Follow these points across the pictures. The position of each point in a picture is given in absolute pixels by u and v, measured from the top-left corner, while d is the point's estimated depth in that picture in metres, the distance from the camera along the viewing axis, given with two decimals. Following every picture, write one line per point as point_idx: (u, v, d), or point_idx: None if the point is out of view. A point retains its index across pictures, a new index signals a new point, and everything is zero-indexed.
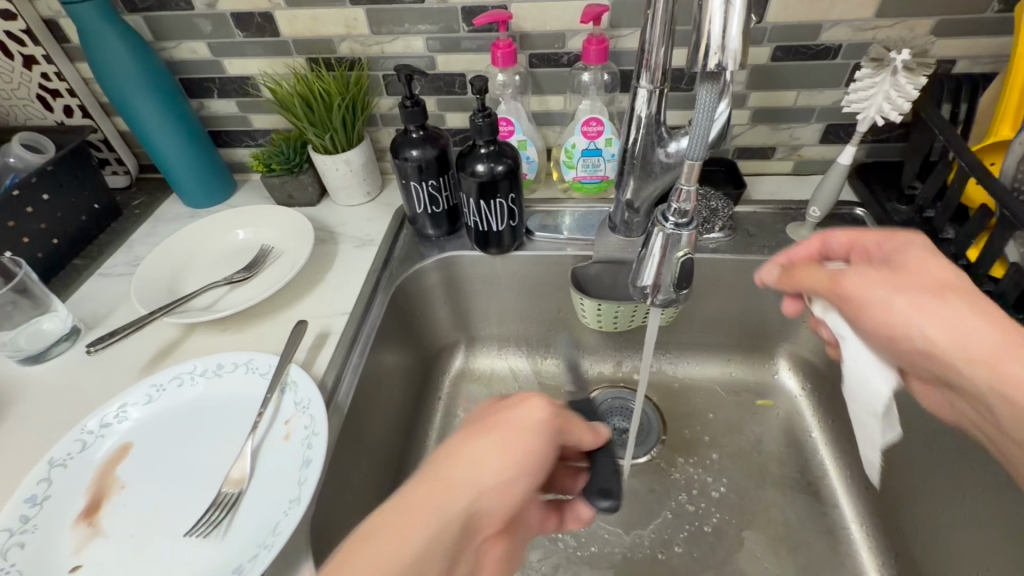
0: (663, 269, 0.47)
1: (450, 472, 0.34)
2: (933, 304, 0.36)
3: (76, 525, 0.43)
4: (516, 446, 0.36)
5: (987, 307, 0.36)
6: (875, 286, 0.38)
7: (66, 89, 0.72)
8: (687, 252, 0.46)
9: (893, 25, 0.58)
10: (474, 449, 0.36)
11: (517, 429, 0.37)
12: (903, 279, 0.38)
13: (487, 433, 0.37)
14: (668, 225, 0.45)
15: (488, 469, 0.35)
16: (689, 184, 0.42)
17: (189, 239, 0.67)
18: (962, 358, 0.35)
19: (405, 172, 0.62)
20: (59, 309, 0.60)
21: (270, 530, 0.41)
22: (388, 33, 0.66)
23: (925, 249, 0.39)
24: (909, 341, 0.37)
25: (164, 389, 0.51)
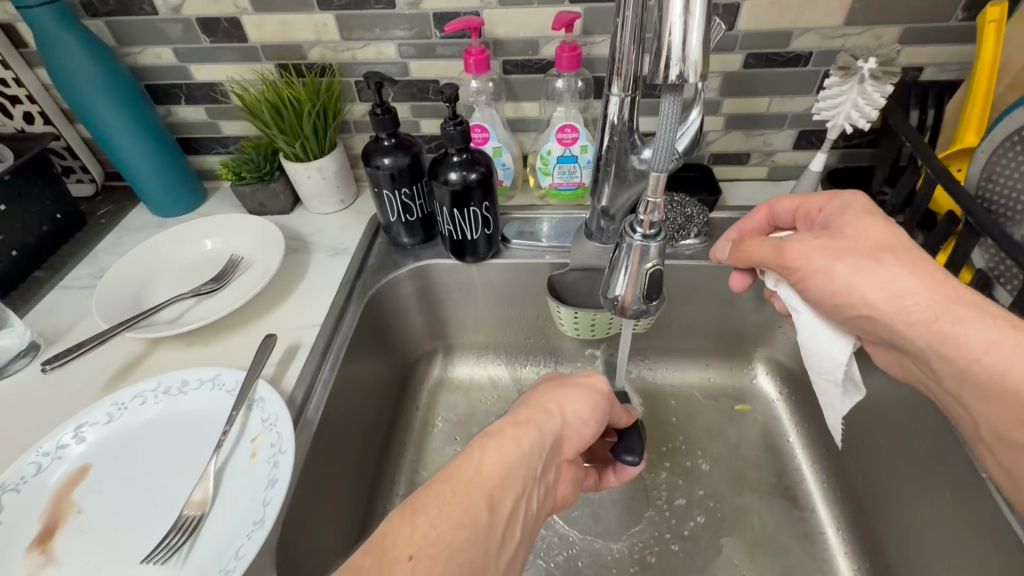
0: (632, 281, 0.47)
1: (545, 405, 0.40)
2: (869, 268, 0.39)
3: (29, 552, 0.41)
4: (592, 397, 0.42)
5: (920, 261, 0.39)
6: (817, 253, 0.41)
7: (25, 96, 0.70)
8: (655, 264, 0.46)
9: (861, 33, 0.59)
10: (561, 392, 0.42)
11: (592, 383, 0.43)
12: (841, 243, 0.41)
13: (569, 384, 0.43)
14: (636, 237, 0.45)
15: (573, 408, 0.41)
16: (655, 196, 0.42)
17: (157, 247, 0.66)
18: (903, 321, 0.39)
19: (377, 180, 0.61)
20: (16, 325, 0.57)
21: (232, 554, 0.39)
22: (359, 39, 0.64)
23: (858, 212, 0.43)
24: (852, 307, 0.40)
25: (126, 408, 0.49)
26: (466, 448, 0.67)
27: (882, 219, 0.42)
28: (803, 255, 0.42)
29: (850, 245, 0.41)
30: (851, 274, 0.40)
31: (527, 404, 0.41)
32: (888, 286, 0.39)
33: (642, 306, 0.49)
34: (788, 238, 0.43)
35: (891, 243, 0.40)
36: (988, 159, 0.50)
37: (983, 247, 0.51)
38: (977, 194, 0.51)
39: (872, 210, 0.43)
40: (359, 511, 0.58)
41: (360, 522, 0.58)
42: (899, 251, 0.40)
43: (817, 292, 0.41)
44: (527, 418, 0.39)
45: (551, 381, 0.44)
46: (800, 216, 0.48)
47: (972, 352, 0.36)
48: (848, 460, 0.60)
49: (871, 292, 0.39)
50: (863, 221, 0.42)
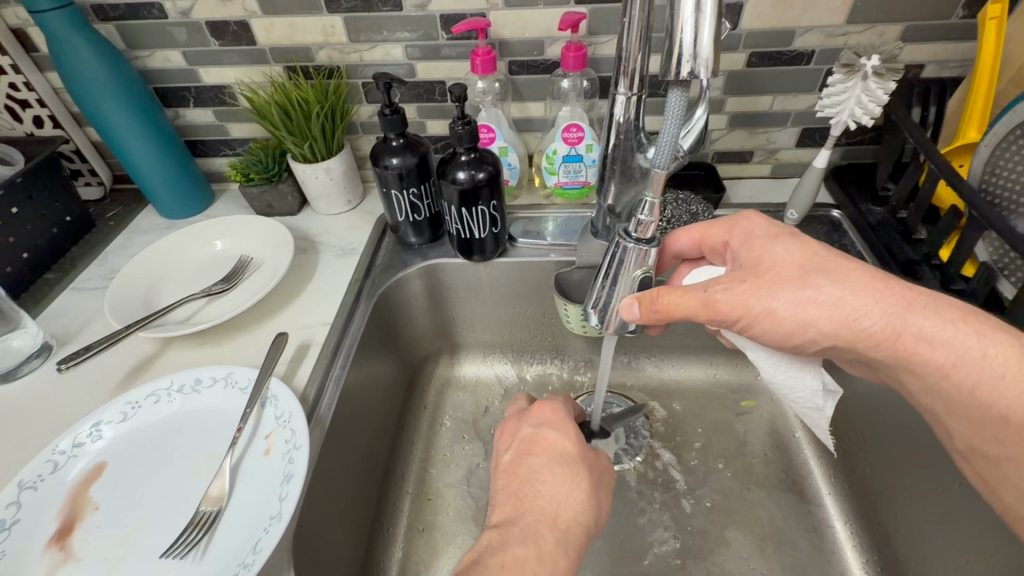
0: (618, 286, 0.47)
1: (587, 520, 0.43)
2: (820, 304, 0.40)
3: (47, 549, 0.42)
4: (606, 501, 0.47)
5: (851, 274, 0.41)
6: (756, 296, 0.41)
7: (35, 100, 0.71)
8: (646, 271, 0.47)
9: (863, 31, 0.60)
10: (598, 498, 0.45)
11: (606, 485, 0.48)
12: (765, 278, 0.42)
13: (598, 484, 0.46)
14: (631, 240, 0.45)
15: (601, 520, 0.45)
16: (653, 196, 0.43)
17: (175, 241, 0.67)
18: (868, 344, 0.40)
19: (386, 180, 0.61)
20: (30, 325, 0.58)
21: (250, 548, 0.40)
22: (366, 41, 0.65)
23: (763, 241, 0.45)
24: (811, 341, 0.41)
25: (140, 406, 0.50)
26: (475, 446, 0.68)
27: (795, 239, 0.44)
28: (735, 300, 0.42)
29: (780, 275, 0.42)
30: (797, 310, 0.41)
31: (567, 507, 0.43)
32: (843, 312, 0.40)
33: (623, 320, 0.48)
34: (770, 250, 0.44)
35: (818, 262, 0.42)
36: (990, 153, 0.50)
37: (987, 240, 0.52)
38: (981, 188, 0.52)
39: (775, 230, 0.45)
40: (370, 509, 0.58)
41: (371, 520, 0.58)
42: (828, 271, 0.41)
43: (771, 336, 0.42)
44: (579, 543, 0.42)
45: (588, 473, 0.46)
46: (709, 247, 0.51)
47: (941, 367, 0.38)
48: (855, 455, 0.60)
49: (827, 321, 0.40)
50: (776, 247, 0.43)
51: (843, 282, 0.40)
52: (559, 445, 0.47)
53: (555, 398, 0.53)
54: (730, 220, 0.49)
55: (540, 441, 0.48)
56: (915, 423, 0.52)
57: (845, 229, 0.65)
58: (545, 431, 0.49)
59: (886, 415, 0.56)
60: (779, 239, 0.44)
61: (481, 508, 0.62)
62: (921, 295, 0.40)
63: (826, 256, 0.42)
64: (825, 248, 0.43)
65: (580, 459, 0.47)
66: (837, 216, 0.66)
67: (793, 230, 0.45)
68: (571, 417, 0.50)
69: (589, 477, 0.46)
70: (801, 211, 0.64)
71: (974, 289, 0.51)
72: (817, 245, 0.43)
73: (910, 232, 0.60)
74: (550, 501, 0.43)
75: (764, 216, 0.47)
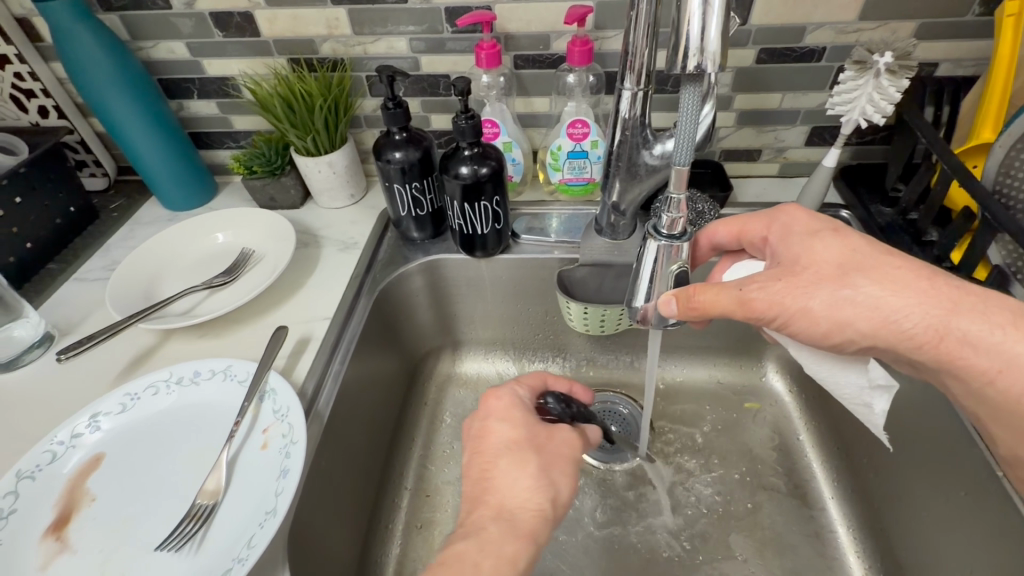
0: (654, 285, 0.45)
1: (538, 501, 0.40)
2: (859, 304, 0.40)
3: (43, 539, 0.42)
4: (569, 472, 0.43)
5: (893, 272, 0.40)
6: (792, 297, 0.41)
7: (40, 90, 0.71)
8: (682, 265, 0.45)
9: (876, 28, 0.59)
10: (551, 475, 0.42)
11: (570, 455, 0.44)
12: (803, 276, 0.41)
13: (554, 459, 0.43)
14: (661, 236, 0.44)
15: (561, 495, 0.42)
16: (677, 193, 0.41)
17: (173, 238, 0.67)
18: (909, 346, 0.40)
19: (388, 174, 0.61)
20: (32, 315, 0.58)
21: (245, 543, 0.40)
22: (370, 33, 0.65)
23: (802, 237, 0.43)
24: (849, 342, 0.41)
25: (139, 398, 0.50)
26: None
27: (835, 235, 0.42)
28: (785, 292, 0.41)
29: (818, 274, 0.41)
30: (837, 309, 0.40)
31: (511, 493, 0.40)
32: (882, 312, 0.39)
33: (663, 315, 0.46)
34: (807, 247, 0.43)
35: (862, 261, 0.41)
36: (1006, 154, 0.49)
37: (1000, 244, 0.51)
38: (995, 190, 0.51)
39: (815, 224, 0.44)
40: (368, 505, 0.58)
41: (369, 515, 0.58)
42: (867, 267, 0.40)
43: (808, 335, 0.41)
44: (529, 528, 0.38)
45: (536, 453, 0.43)
46: (747, 240, 0.49)
47: (986, 373, 0.38)
48: (859, 459, 0.60)
49: (865, 322, 0.40)
50: (818, 242, 0.42)
51: (886, 280, 0.40)
52: (500, 430, 0.44)
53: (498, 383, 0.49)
54: (769, 215, 0.47)
55: (487, 436, 0.44)
56: (926, 428, 0.52)
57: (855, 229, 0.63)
58: (492, 424, 0.44)
59: (896, 419, 0.55)
60: (818, 235, 0.43)
61: None
62: (962, 296, 0.39)
63: (866, 253, 0.41)
64: (867, 243, 0.41)
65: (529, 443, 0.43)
66: (846, 217, 0.64)
67: (834, 224, 0.43)
68: (520, 400, 0.46)
69: (538, 458, 0.42)
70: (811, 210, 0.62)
71: None
72: (856, 239, 0.42)
73: (920, 234, 0.59)
74: (494, 494, 0.40)
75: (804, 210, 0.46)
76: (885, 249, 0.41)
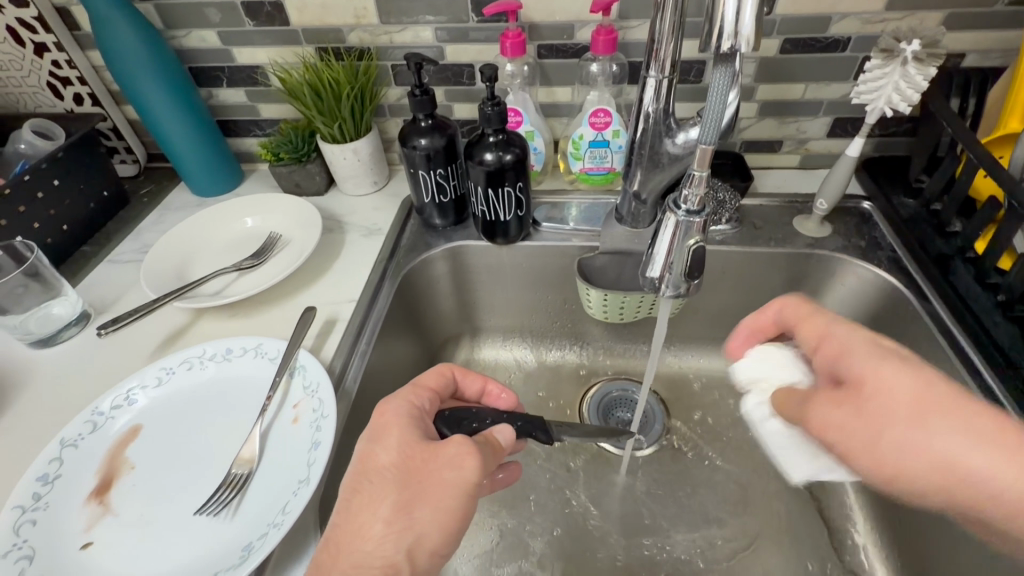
0: (674, 261, 0.46)
1: (385, 555, 0.33)
2: (933, 456, 0.30)
3: (87, 503, 0.43)
4: (454, 508, 0.35)
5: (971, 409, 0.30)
6: (846, 427, 0.33)
7: (76, 77, 0.73)
8: (699, 240, 0.45)
9: (902, 18, 0.58)
10: (412, 517, 0.34)
11: (462, 483, 0.35)
12: (871, 404, 0.32)
13: (425, 494, 0.35)
14: (680, 212, 0.44)
15: (427, 544, 0.34)
16: (701, 170, 0.41)
17: (189, 233, 0.67)
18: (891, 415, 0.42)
19: (413, 161, 0.62)
20: (70, 294, 0.60)
21: (279, 510, 0.41)
22: (397, 23, 0.66)
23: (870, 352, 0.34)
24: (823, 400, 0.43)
25: (174, 372, 0.52)
26: None
27: (902, 360, 0.33)
28: (841, 418, 0.33)
29: (883, 412, 0.32)
30: (899, 450, 0.31)
31: (354, 548, 0.33)
32: (942, 461, 0.30)
33: (678, 281, 0.47)
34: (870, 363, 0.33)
35: (937, 400, 0.31)
36: None
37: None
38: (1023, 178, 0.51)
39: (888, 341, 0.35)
40: None
41: None
42: (937, 408, 0.31)
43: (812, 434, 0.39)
44: None
45: (398, 489, 0.35)
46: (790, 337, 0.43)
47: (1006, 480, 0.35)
48: None
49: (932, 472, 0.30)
50: (886, 364, 0.33)
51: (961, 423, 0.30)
52: (375, 457, 0.37)
53: (392, 396, 0.42)
54: (827, 325, 0.38)
55: (366, 460, 0.37)
56: None
57: (876, 221, 0.64)
58: (374, 445, 0.38)
59: None
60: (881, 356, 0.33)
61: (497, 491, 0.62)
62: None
63: (943, 390, 0.31)
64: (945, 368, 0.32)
65: (396, 478, 0.36)
66: (867, 208, 0.65)
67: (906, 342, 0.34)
68: (411, 417, 0.40)
69: (399, 494, 0.35)
70: (831, 201, 0.62)
71: (1011, 283, 0.49)
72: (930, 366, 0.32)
73: (943, 225, 0.59)
74: (343, 545, 0.34)
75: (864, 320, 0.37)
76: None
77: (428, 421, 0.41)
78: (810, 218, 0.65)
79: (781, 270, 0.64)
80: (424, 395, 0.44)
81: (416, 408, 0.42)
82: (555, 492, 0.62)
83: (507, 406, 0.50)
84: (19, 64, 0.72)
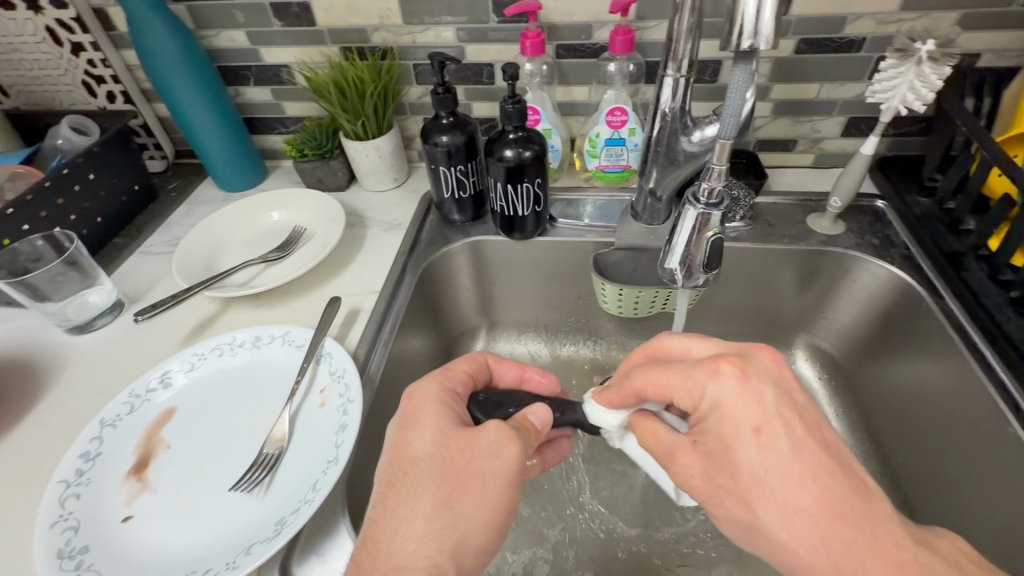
0: (693, 250, 0.47)
1: (429, 554, 0.34)
2: (760, 533, 0.34)
3: (127, 480, 0.46)
4: (494, 501, 0.36)
5: (795, 495, 0.32)
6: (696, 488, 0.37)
7: (110, 76, 0.76)
8: (717, 232, 0.46)
9: (918, 18, 0.59)
10: (454, 512, 0.35)
11: (502, 472, 0.37)
12: (721, 477, 0.35)
13: (465, 487, 0.36)
14: (699, 204, 0.45)
15: (471, 540, 0.35)
16: (720, 163, 0.43)
17: (219, 224, 0.70)
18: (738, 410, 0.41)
19: (434, 157, 0.64)
20: (106, 283, 0.63)
21: (309, 487, 0.43)
22: (419, 23, 0.68)
23: (724, 425, 0.35)
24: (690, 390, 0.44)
25: (206, 358, 0.54)
26: None
27: (754, 439, 0.33)
28: (705, 484, 0.36)
29: (725, 484, 0.35)
30: (729, 515, 0.35)
31: (398, 546, 0.34)
32: (763, 535, 0.33)
33: (696, 273, 0.49)
34: (724, 439, 0.34)
35: (765, 485, 0.33)
36: None
37: None
38: None
39: (745, 412, 0.34)
40: None
41: None
42: (769, 497, 0.33)
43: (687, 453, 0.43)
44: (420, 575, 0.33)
45: (438, 482, 0.36)
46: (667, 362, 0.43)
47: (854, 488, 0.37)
48: (887, 444, 0.60)
49: (757, 541, 0.34)
50: (736, 443, 0.34)
51: (783, 511, 0.32)
52: (410, 447, 0.39)
53: (424, 379, 0.44)
54: (697, 379, 0.36)
55: (404, 451, 0.38)
56: (958, 413, 0.52)
57: (890, 220, 0.65)
58: (408, 435, 0.39)
59: (930, 403, 0.56)
60: (738, 432, 0.34)
61: None
62: (887, 518, 0.32)
63: (781, 479, 0.32)
64: (790, 449, 0.33)
65: (434, 470, 0.37)
66: (881, 207, 0.66)
67: (764, 418, 0.33)
68: (446, 405, 0.41)
69: (439, 486, 0.36)
70: (845, 199, 0.63)
71: None
72: (781, 448, 0.33)
73: (957, 223, 0.60)
74: (385, 539, 0.35)
75: (738, 368, 0.36)
76: (813, 444, 0.33)
77: (461, 406, 0.43)
78: (824, 216, 0.66)
79: (795, 267, 0.65)
80: (456, 378, 0.45)
81: (448, 390, 0.43)
82: (570, 482, 0.64)
83: (547, 390, 0.51)
84: (57, 63, 0.75)
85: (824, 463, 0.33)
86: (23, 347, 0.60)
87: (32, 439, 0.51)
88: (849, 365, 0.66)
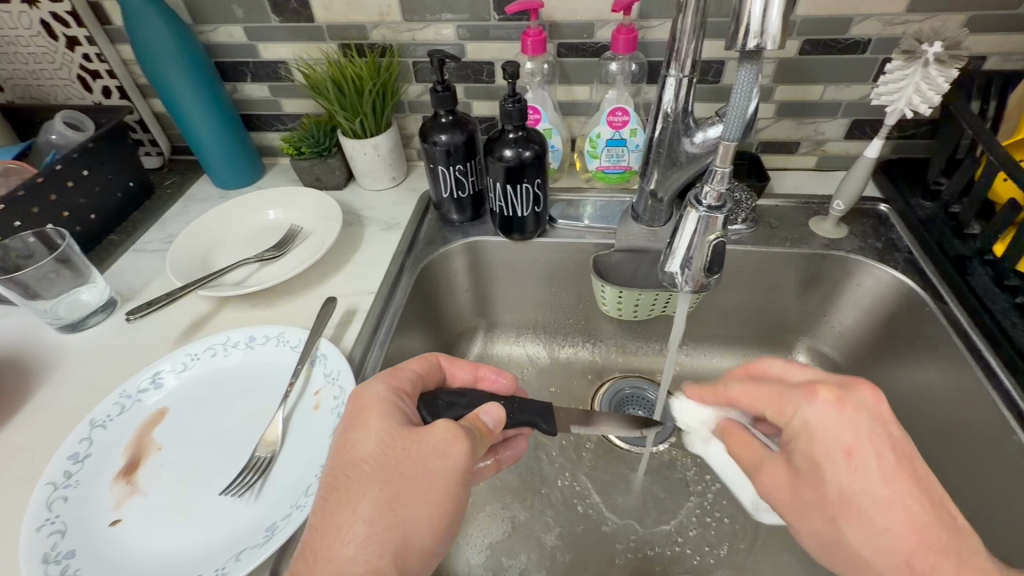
0: (694, 253, 0.47)
1: (369, 557, 0.33)
2: (847, 554, 0.33)
3: (116, 482, 0.45)
4: (439, 499, 0.36)
5: (880, 520, 0.32)
6: (781, 502, 0.37)
7: (106, 71, 0.75)
8: (719, 236, 0.45)
9: (924, 20, 0.58)
10: (398, 514, 0.35)
11: (446, 469, 0.36)
12: (807, 492, 0.35)
13: (410, 489, 0.35)
14: (701, 207, 0.45)
15: (415, 541, 0.35)
16: (723, 166, 0.42)
17: (212, 220, 0.69)
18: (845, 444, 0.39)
19: (433, 156, 0.63)
20: (98, 281, 0.62)
21: (302, 491, 0.42)
22: (419, 20, 0.67)
23: (816, 447, 0.35)
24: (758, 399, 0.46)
25: (199, 358, 0.53)
26: None
27: (844, 460, 0.33)
28: (789, 500, 0.37)
29: (810, 501, 0.35)
30: (813, 532, 0.35)
31: (336, 552, 0.33)
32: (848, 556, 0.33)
33: (695, 277, 0.48)
34: (818, 460, 0.34)
35: (853, 508, 0.33)
36: None
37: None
38: None
39: (840, 436, 0.34)
40: None
41: None
42: (856, 517, 0.33)
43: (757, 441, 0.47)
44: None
45: (382, 484, 0.36)
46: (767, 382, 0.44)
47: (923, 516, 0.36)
48: None
49: (840, 560, 0.34)
50: (826, 464, 0.34)
51: (868, 531, 0.32)
52: (355, 449, 0.37)
53: (372, 379, 0.42)
54: (793, 400, 0.37)
55: (348, 455, 0.37)
56: (959, 418, 0.52)
57: (893, 223, 0.64)
58: (352, 438, 0.38)
59: (933, 410, 0.55)
60: (828, 452, 0.34)
61: (510, 483, 0.63)
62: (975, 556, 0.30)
63: (870, 501, 0.32)
64: (882, 473, 0.32)
65: (376, 472, 0.36)
66: (884, 210, 0.65)
67: (856, 442, 0.33)
68: (394, 404, 0.40)
69: (381, 487, 0.35)
70: (848, 203, 0.62)
71: None
72: (871, 471, 0.33)
73: (961, 227, 0.59)
74: (325, 545, 0.34)
75: (835, 394, 0.35)
76: (904, 470, 0.32)
77: (410, 407, 0.42)
78: (826, 219, 0.65)
79: (797, 271, 0.65)
80: (404, 377, 0.43)
81: (394, 390, 0.42)
82: (568, 486, 0.63)
83: (502, 389, 0.50)
84: (52, 57, 0.74)
85: (914, 491, 0.32)
86: (13, 345, 0.59)
87: (20, 439, 0.51)
88: (850, 370, 0.66)
